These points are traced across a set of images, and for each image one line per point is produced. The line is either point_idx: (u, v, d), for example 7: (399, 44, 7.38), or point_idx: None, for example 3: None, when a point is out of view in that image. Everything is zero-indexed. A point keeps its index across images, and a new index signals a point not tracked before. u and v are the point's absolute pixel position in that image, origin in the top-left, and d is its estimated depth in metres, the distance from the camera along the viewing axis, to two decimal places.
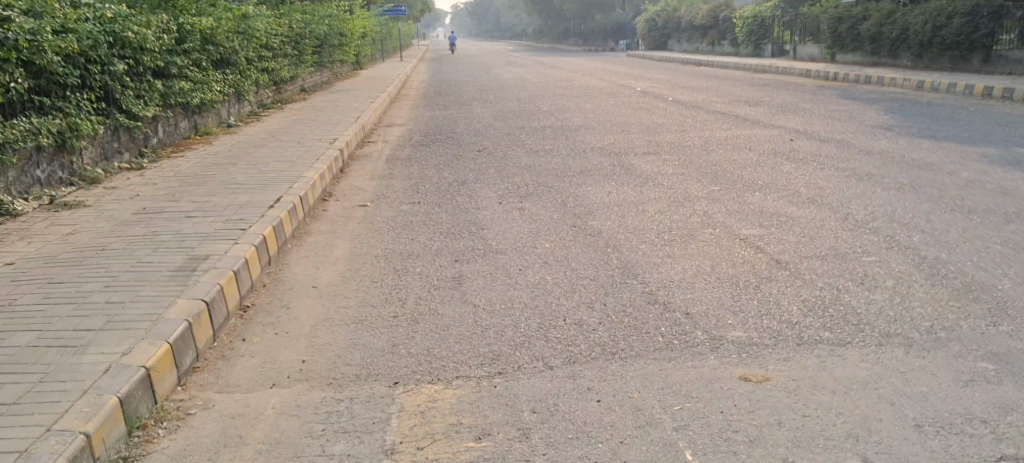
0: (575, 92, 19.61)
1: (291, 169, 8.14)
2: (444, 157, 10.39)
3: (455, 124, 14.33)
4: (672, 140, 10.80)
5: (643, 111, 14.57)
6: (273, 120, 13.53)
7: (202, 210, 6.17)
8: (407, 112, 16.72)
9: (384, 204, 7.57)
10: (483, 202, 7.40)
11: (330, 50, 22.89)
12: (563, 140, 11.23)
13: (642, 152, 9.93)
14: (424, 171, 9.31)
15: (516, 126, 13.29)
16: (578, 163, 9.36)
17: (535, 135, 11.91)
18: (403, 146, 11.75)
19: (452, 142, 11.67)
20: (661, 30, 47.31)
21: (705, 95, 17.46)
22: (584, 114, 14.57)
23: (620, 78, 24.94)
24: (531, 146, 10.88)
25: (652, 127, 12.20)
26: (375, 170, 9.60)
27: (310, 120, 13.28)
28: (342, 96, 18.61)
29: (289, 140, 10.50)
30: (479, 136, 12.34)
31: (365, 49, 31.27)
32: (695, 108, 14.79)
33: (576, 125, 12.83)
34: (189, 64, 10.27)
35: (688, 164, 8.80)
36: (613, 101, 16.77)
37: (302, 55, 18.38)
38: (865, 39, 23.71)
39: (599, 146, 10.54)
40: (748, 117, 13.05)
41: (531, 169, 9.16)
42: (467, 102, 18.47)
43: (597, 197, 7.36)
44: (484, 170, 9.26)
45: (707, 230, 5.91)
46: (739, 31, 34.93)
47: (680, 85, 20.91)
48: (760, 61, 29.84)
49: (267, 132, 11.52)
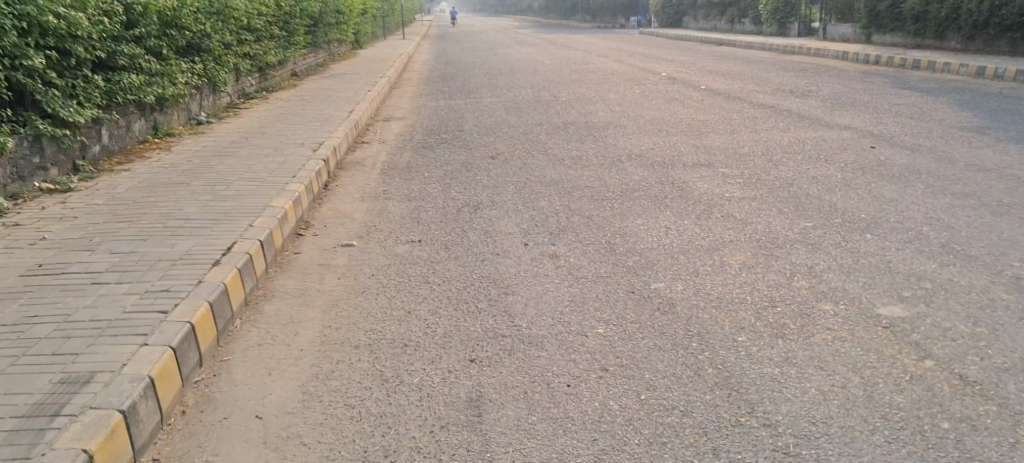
0: (594, 77, 17.84)
1: (260, 194, 6.42)
2: (451, 166, 8.67)
3: (462, 118, 12.58)
4: (722, 145, 9.06)
5: (677, 103, 12.85)
6: (254, 114, 11.81)
7: (119, 270, 4.49)
8: (409, 102, 14.98)
9: (377, 244, 5.86)
10: (503, 243, 5.71)
11: (323, 29, 21.04)
12: (593, 145, 9.48)
13: (690, 162, 8.21)
14: (428, 189, 7.59)
15: (533, 123, 11.54)
16: (616, 178, 7.63)
17: (557, 137, 10.16)
18: (403, 149, 10.05)
19: (460, 145, 9.93)
20: (675, 7, 45.25)
21: (741, 83, 15.69)
22: (609, 106, 12.84)
23: (640, 60, 23.09)
24: (555, 152, 9.13)
25: (694, 126, 10.49)
26: (369, 186, 7.87)
27: (296, 115, 11.55)
28: (336, 82, 16.85)
29: (265, 145, 8.78)
30: (492, 135, 10.61)
31: (364, 26, 29.49)
32: (736, 99, 13.04)
33: (602, 123, 11.08)
34: (143, 52, 8.56)
35: (755, 183, 7.11)
36: (639, 90, 15.00)
37: (291, 37, 16.61)
38: (908, 19, 21.87)
39: (636, 154, 8.79)
40: (803, 113, 11.30)
41: (558, 186, 7.45)
42: (476, 89, 16.71)
43: (653, 238, 5.64)
44: (503, 187, 7.53)
45: (824, 304, 4.22)
46: (762, 9, 32.95)
47: (708, 69, 19.09)
48: (787, 41, 27.92)
49: (243, 132, 9.81)
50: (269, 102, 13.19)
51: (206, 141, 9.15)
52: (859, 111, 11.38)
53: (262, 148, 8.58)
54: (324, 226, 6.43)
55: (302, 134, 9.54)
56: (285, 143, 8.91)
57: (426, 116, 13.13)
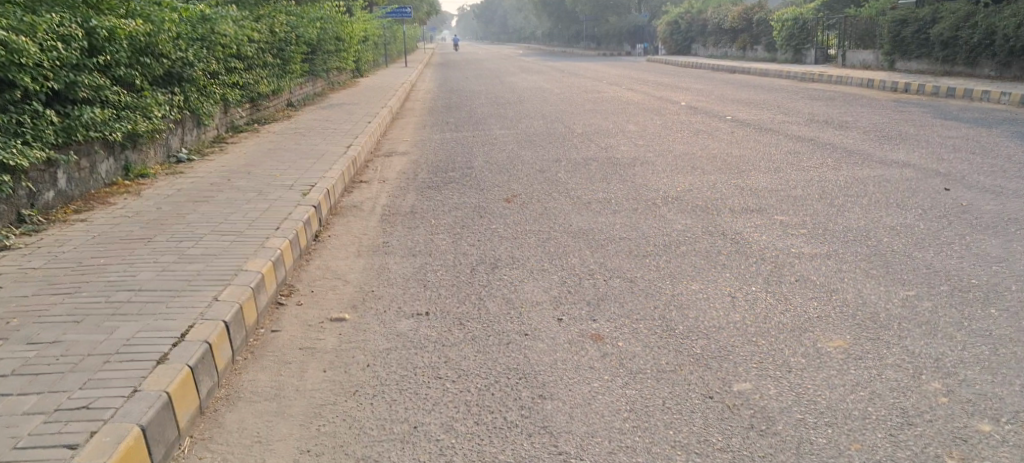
0: (609, 107, 16.89)
1: (233, 253, 5.33)
2: (462, 210, 7.62)
3: (472, 152, 11.55)
4: (768, 185, 8.00)
5: (705, 136, 11.84)
6: (242, 149, 10.78)
7: (30, 373, 3.41)
8: (411, 135, 13.98)
9: (374, 319, 4.74)
10: (531, 318, 4.63)
11: (322, 57, 20.11)
12: (622, 185, 8.41)
13: (737, 206, 7.14)
14: (436, 242, 6.49)
15: (551, 158, 10.50)
16: (656, 228, 6.55)
17: (581, 176, 9.08)
18: (405, 189, 9.01)
19: (471, 186, 8.87)
20: (683, 34, 44.53)
21: (769, 113, 14.71)
22: (631, 140, 11.83)
23: (654, 88, 22.16)
24: (580, 194, 8.08)
25: (730, 162, 9.46)
26: (366, 239, 6.75)
27: (287, 151, 10.50)
28: (334, 113, 15.87)
29: (249, 188, 7.71)
30: (506, 174, 9.55)
31: (366, 53, 28.58)
32: (768, 131, 12.05)
33: (627, 160, 10.04)
34: (111, 82, 7.54)
35: (822, 235, 6.04)
36: (660, 121, 13.99)
37: (286, 65, 15.65)
38: (935, 44, 21.02)
39: (673, 196, 7.72)
40: (848, 146, 10.29)
41: (589, 239, 6.36)
42: (484, 120, 15.74)
43: (719, 313, 4.52)
44: (524, 241, 6.42)
45: (982, 423, 3.18)
46: (776, 36, 32.18)
47: (729, 99, 18.12)
48: (804, 68, 27.06)
49: (227, 172, 8.74)
50: (260, 135, 12.18)
51: (182, 183, 8.08)
52: (909, 144, 10.37)
53: (246, 192, 7.51)
54: (311, 293, 5.33)
55: (293, 174, 8.47)
56: (271, 185, 7.84)
57: (432, 150, 12.11)
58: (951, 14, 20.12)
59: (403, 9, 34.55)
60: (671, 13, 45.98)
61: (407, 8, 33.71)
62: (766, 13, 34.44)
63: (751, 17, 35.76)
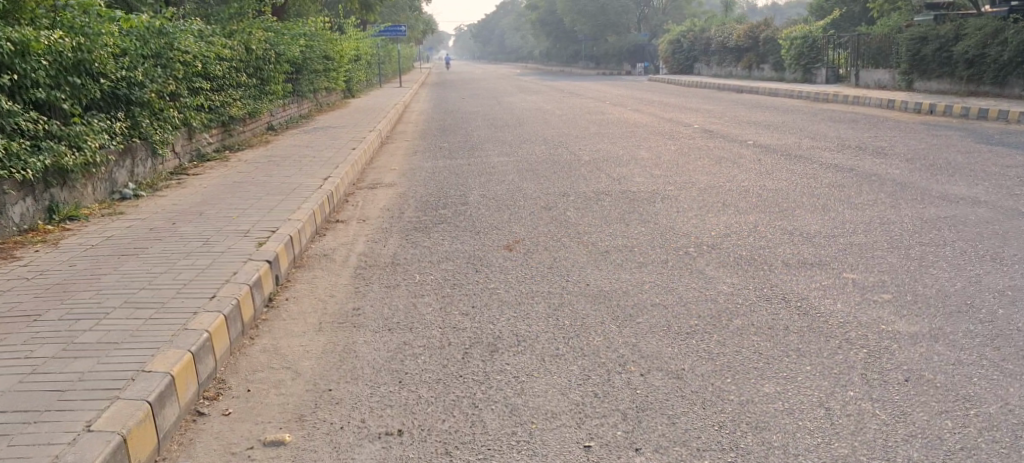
0: (616, 130, 15.71)
1: (141, 338, 4.02)
2: (455, 263, 6.33)
3: (468, 183, 10.28)
4: (820, 229, 6.71)
5: (728, 165, 10.62)
6: (203, 181, 9.50)
7: None
8: (400, 162, 12.74)
9: (325, 444, 3.41)
10: (550, 442, 3.34)
11: (306, 76, 18.91)
12: (645, 230, 7.11)
13: (790, 259, 5.86)
14: (419, 310, 5.17)
15: (558, 193, 9.21)
16: (695, 291, 5.24)
17: (594, 217, 7.78)
18: (388, 232, 7.73)
19: (466, 229, 7.57)
20: (686, 52, 43.52)
21: (792, 138, 13.54)
22: (645, 170, 10.60)
23: (662, 109, 21.01)
24: (595, 242, 6.78)
25: (766, 198, 8.21)
26: (332, 303, 5.43)
27: (254, 184, 9.20)
28: (316, 138, 14.64)
29: (194, 234, 6.39)
30: (507, 212, 8.25)
31: (357, 72, 27.40)
32: (799, 160, 10.85)
33: (646, 196, 8.77)
34: (25, 108, 6.26)
35: (912, 301, 4.75)
36: (676, 148, 12.76)
37: (263, 86, 14.46)
38: (960, 62, 20.04)
39: (709, 245, 6.42)
40: (896, 178, 9.07)
41: (613, 306, 5.05)
42: (481, 144, 14.54)
43: (810, 441, 3.24)
44: (531, 308, 5.10)
45: None
46: (785, 54, 31.19)
47: (745, 121, 16.97)
48: (817, 87, 26.00)
49: (176, 212, 7.43)
50: (228, 165, 10.92)
51: (117, 227, 6.77)
52: (966, 174, 9.17)
53: (189, 240, 6.19)
54: (246, 393, 3.99)
55: (253, 215, 7.17)
56: (223, 231, 6.51)
57: (422, 180, 10.86)
58: (977, 30, 19.22)
59: (396, 26, 33.39)
60: (674, 32, 45.03)
61: (401, 26, 32.61)
62: (773, 31, 33.45)
63: (756, 35, 34.80)
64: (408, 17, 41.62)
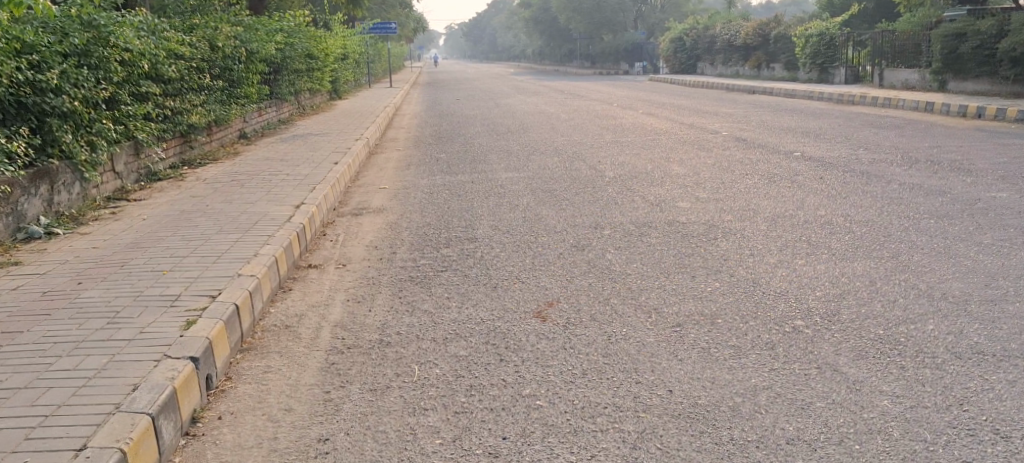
0: (634, 139, 13.94)
1: None
2: (470, 345, 4.51)
3: (474, 210, 8.45)
4: (968, 290, 4.91)
5: (786, 186, 8.85)
6: (143, 210, 7.70)
7: None
8: (391, 178, 10.93)
9: None
10: None
11: (287, 78, 17.11)
12: (719, 288, 5.30)
13: (957, 345, 4.07)
14: (424, 448, 3.36)
15: (587, 227, 7.40)
16: (841, 410, 3.46)
17: (644, 267, 5.96)
18: (377, 283, 5.91)
19: (478, 284, 5.75)
20: (689, 51, 41.72)
21: (842, 148, 11.78)
22: (686, 192, 8.81)
23: (677, 113, 19.24)
24: (658, 308, 4.97)
25: (860, 236, 6.42)
26: (287, 427, 3.60)
27: (205, 215, 7.36)
28: (294, 148, 12.82)
29: (97, 306, 4.56)
30: (529, 256, 6.44)
31: (345, 72, 25.57)
32: (869, 179, 9.09)
33: (701, 232, 6.95)
34: None
35: None
36: (712, 161, 10.97)
37: (233, 89, 12.65)
38: (1005, 62, 18.34)
39: (821, 317, 4.63)
40: (1009, 206, 7.29)
41: (725, 443, 3.28)
42: (484, 156, 12.72)
43: None
44: (594, 444, 3.32)
45: None
46: (798, 53, 29.49)
47: (776, 127, 15.21)
48: (836, 89, 24.26)
49: (88, 263, 5.59)
50: (182, 186, 9.11)
51: None
52: None
53: (87, 316, 4.37)
54: None
55: (190, 269, 5.34)
56: (139, 299, 4.69)
57: (417, 203, 9.05)
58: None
59: (387, 24, 31.53)
60: (675, 30, 43.24)
61: (392, 24, 30.85)
62: (784, 29, 31.69)
63: (766, 33, 33.09)
64: (399, 14, 39.74)
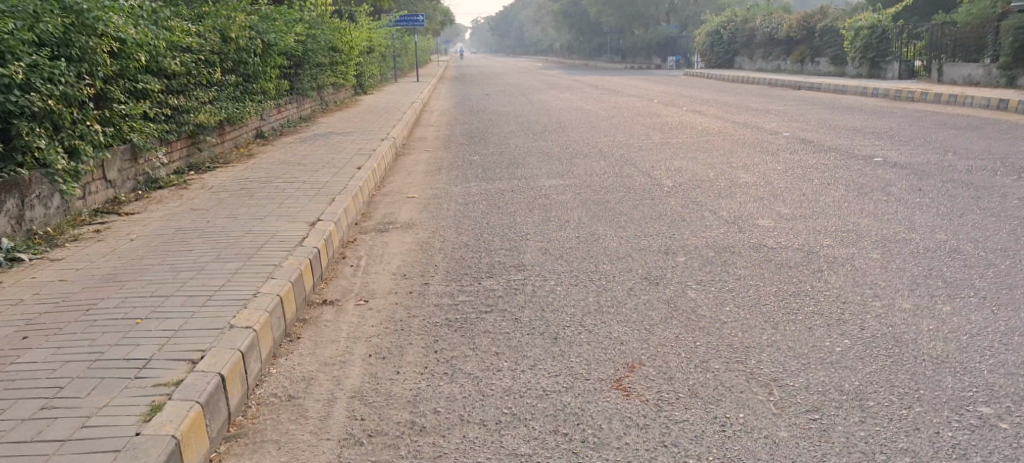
0: (687, 140, 12.70)
1: None
2: (537, 438, 3.34)
3: (518, 227, 7.28)
4: None
5: (882, 200, 7.59)
6: (134, 227, 6.61)
7: None
8: (422, 185, 9.80)
9: None
10: None
11: (310, 72, 16.04)
12: (850, 348, 4.08)
13: None
14: None
15: (656, 253, 6.20)
16: None
17: (741, 312, 4.75)
18: (407, 331, 4.76)
19: (534, 335, 4.58)
20: (726, 45, 40.20)
21: (927, 152, 10.46)
22: (764, 207, 7.58)
23: (726, 110, 17.94)
24: (778, 378, 3.77)
25: (1006, 270, 5.16)
26: None
27: (203, 235, 6.24)
28: (316, 148, 11.74)
29: (36, 379, 3.43)
30: (592, 294, 5.27)
31: (372, 66, 24.50)
32: (978, 191, 7.80)
33: (799, 260, 5.73)
34: None
35: None
36: (783, 168, 9.71)
37: (248, 85, 11.58)
38: None
39: (1016, 402, 3.41)
40: None
41: None
42: (523, 159, 11.55)
43: None
44: None
45: None
46: (846, 47, 28.00)
47: (841, 127, 13.89)
48: (891, 85, 22.79)
49: (47, 303, 4.49)
50: (184, 195, 8.03)
51: None
52: None
53: (18, 400, 3.24)
54: None
55: (170, 318, 4.18)
56: (95, 367, 3.52)
57: (451, 216, 7.90)
58: None
59: (415, 17, 30.42)
60: (711, 23, 41.74)
61: (421, 16, 29.75)
62: (830, 22, 30.18)
63: (812, 26, 31.58)
64: (427, 7, 38.65)
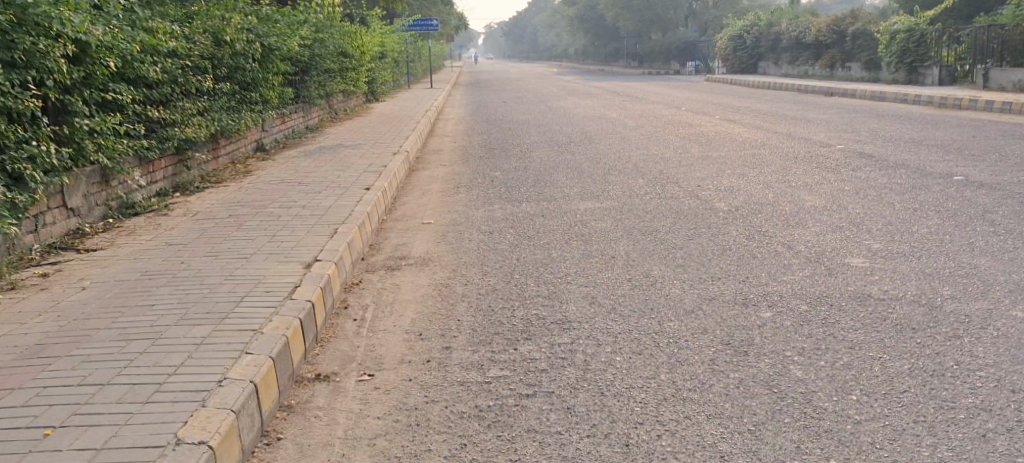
0: (731, 153, 11.47)
1: None
2: None
3: (555, 265, 6.06)
4: None
5: (989, 232, 6.33)
6: (93, 268, 5.45)
7: None
8: (438, 207, 8.61)
9: None
10: None
11: (317, 78, 14.91)
12: None
13: None
14: None
15: (733, 305, 4.97)
16: None
17: (875, 407, 3.53)
18: (425, 428, 3.58)
19: (597, 441, 3.38)
20: (749, 49, 38.86)
21: (1012, 170, 9.19)
22: (847, 239, 6.33)
23: (762, 119, 16.69)
24: None
25: None
26: None
27: (172, 281, 5.09)
28: (320, 164, 10.57)
29: None
30: (664, 369, 4.05)
31: (384, 72, 23.35)
32: None
33: (922, 320, 4.49)
34: None
35: None
36: (851, 189, 8.46)
37: (247, 93, 10.44)
38: None
39: None
40: None
41: None
42: (550, 175, 10.35)
43: None
44: None
45: None
46: (880, 50, 26.66)
47: (898, 138, 12.61)
48: (933, 91, 21.46)
49: None
50: (163, 224, 6.86)
51: None
52: None
53: None
54: None
55: (95, 424, 3.08)
56: None
57: (475, 249, 6.71)
58: None
59: (429, 21, 29.30)
60: (734, 27, 40.42)
61: (435, 21, 28.65)
62: (861, 25, 28.86)
63: (842, 29, 30.25)
64: (441, 11, 37.59)
